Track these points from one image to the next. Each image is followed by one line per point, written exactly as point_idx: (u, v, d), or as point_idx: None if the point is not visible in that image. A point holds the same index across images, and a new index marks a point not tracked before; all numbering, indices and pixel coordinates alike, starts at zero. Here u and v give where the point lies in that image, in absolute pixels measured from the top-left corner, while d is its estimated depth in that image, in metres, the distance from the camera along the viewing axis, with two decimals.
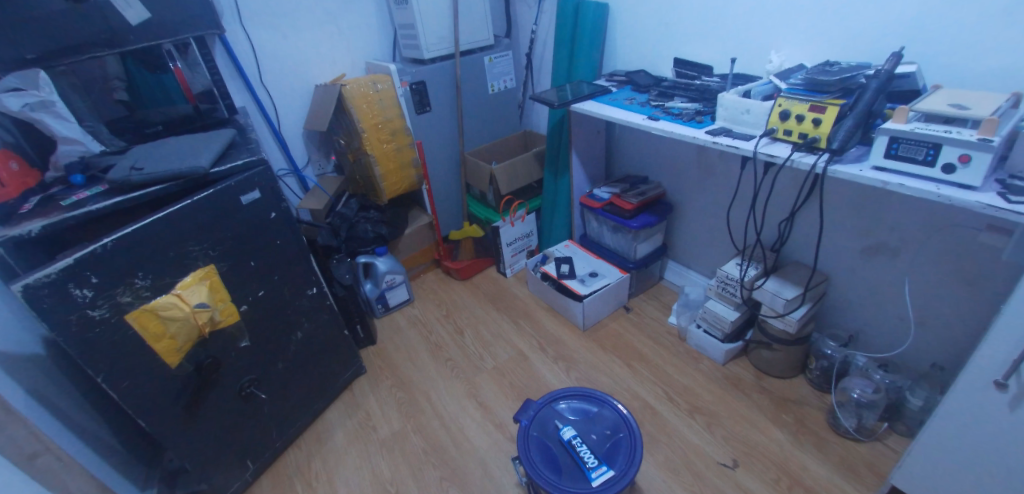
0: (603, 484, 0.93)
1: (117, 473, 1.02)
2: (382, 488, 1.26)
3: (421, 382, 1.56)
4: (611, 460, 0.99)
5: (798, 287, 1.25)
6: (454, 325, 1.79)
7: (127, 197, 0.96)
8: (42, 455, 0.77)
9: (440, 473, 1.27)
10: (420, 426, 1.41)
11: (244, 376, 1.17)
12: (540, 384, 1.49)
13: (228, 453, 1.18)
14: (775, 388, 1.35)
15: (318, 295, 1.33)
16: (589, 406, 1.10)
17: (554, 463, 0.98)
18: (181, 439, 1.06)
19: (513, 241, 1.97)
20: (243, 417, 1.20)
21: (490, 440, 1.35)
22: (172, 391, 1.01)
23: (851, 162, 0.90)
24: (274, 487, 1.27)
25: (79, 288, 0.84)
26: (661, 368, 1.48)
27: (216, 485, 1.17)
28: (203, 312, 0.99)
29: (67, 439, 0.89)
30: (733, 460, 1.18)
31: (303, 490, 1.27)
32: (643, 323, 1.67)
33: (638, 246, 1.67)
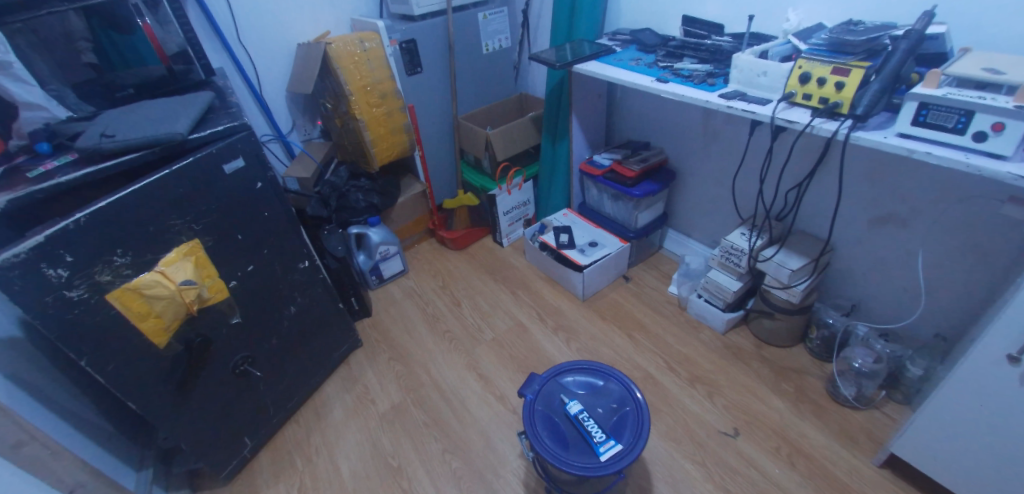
0: (611, 458, 0.93)
1: (109, 454, 0.99)
2: (384, 461, 1.26)
3: (420, 355, 1.54)
4: (618, 434, 0.98)
5: (804, 257, 1.23)
6: (451, 296, 1.76)
7: (99, 167, 0.88)
8: (26, 444, 0.73)
9: (442, 446, 1.28)
10: (421, 399, 1.40)
11: (238, 353, 1.13)
12: (540, 356, 1.49)
13: (223, 431, 1.16)
14: (776, 357, 1.36)
15: (310, 269, 1.29)
16: (595, 380, 1.09)
17: (561, 437, 0.98)
18: (174, 420, 1.03)
19: (510, 210, 1.91)
20: (238, 394, 1.17)
21: (492, 413, 1.35)
22: (162, 371, 0.97)
23: (875, 129, 0.86)
24: (274, 463, 1.26)
25: (52, 267, 0.77)
26: (661, 338, 1.47)
27: (213, 462, 1.15)
28: (189, 289, 0.94)
29: (54, 424, 0.85)
30: (734, 428, 1.19)
31: (304, 465, 1.26)
32: (643, 293, 1.65)
33: (638, 215, 1.64)
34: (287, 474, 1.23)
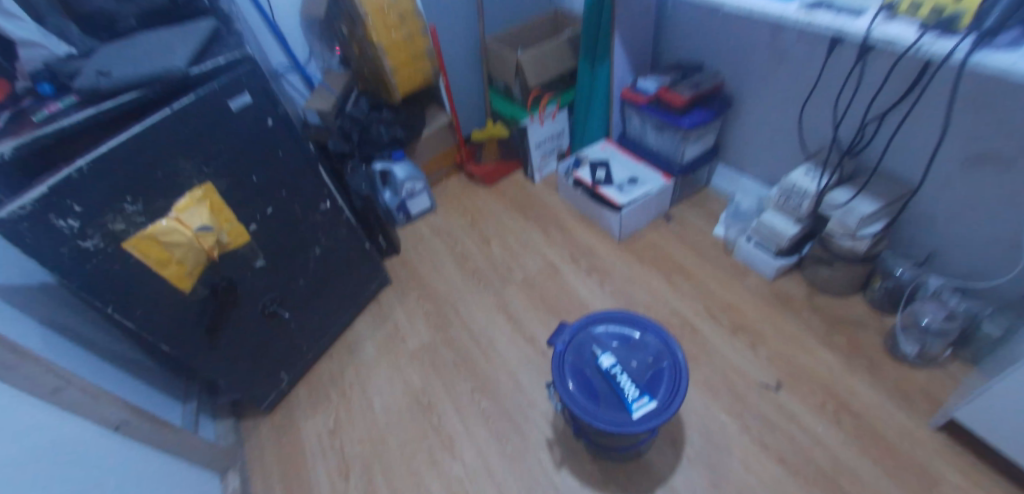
0: (644, 417, 0.88)
1: (154, 389, 1.04)
2: (414, 397, 1.28)
3: (449, 294, 1.52)
4: (653, 390, 0.93)
5: (879, 200, 1.07)
6: (481, 235, 1.70)
7: (98, 108, 0.83)
8: (65, 388, 0.76)
9: (471, 385, 1.28)
10: (450, 339, 1.40)
11: (265, 294, 1.14)
12: (572, 298, 1.43)
13: (259, 367, 1.20)
14: (830, 307, 1.24)
15: (333, 209, 1.24)
16: (630, 332, 1.03)
17: (591, 391, 0.94)
18: (209, 358, 1.07)
19: (542, 142, 1.77)
20: (270, 333, 1.19)
21: (520, 356, 1.33)
22: (191, 314, 0.98)
23: (1006, 48, 0.65)
24: (311, 395, 1.31)
25: (62, 218, 0.75)
26: (703, 283, 1.38)
27: (252, 394, 1.21)
28: (207, 235, 0.91)
29: (93, 366, 0.88)
30: (778, 381, 1.12)
31: (338, 398, 1.30)
32: (686, 234, 1.53)
33: (685, 148, 1.47)
34: (323, 406, 1.28)
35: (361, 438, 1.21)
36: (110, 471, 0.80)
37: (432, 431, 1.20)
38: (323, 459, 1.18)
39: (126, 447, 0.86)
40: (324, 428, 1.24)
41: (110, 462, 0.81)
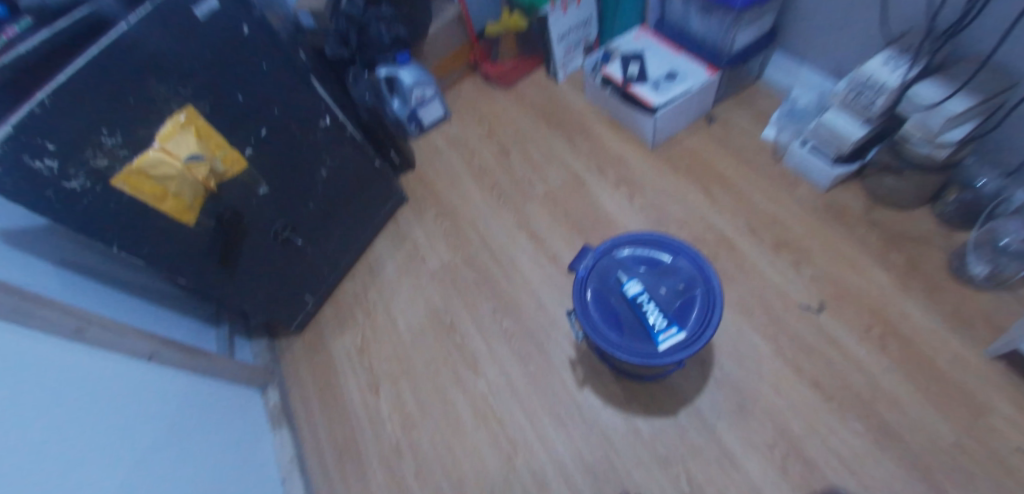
0: (670, 349, 0.85)
1: (183, 316, 1.07)
2: (436, 317, 1.27)
3: (468, 211, 1.45)
4: (682, 319, 0.88)
5: (975, 97, 0.88)
6: (500, 145, 1.57)
7: (53, 29, 0.73)
8: (88, 327, 0.77)
9: (493, 305, 1.26)
10: (471, 258, 1.36)
11: (275, 221, 1.10)
12: (598, 214, 1.33)
13: (282, 291, 1.21)
14: (890, 221, 1.11)
15: (335, 126, 1.13)
16: (660, 257, 0.95)
17: (615, 320, 0.90)
18: (229, 286, 1.08)
19: (566, 33, 1.54)
20: (287, 259, 1.18)
21: (543, 276, 1.28)
22: (201, 246, 0.96)
23: None
24: (337, 314, 1.33)
25: (38, 159, 0.69)
26: (745, 195, 1.24)
27: (280, 316, 1.24)
28: (199, 165, 0.84)
29: (116, 302, 0.89)
30: (819, 303, 1.05)
31: (363, 317, 1.31)
32: (729, 138, 1.36)
33: (736, 34, 1.24)
34: (350, 326, 1.30)
35: (387, 357, 1.23)
36: (154, 393, 0.84)
37: (456, 350, 1.21)
38: (354, 375, 1.22)
39: (164, 372, 0.90)
40: (351, 346, 1.27)
41: (152, 384, 0.85)
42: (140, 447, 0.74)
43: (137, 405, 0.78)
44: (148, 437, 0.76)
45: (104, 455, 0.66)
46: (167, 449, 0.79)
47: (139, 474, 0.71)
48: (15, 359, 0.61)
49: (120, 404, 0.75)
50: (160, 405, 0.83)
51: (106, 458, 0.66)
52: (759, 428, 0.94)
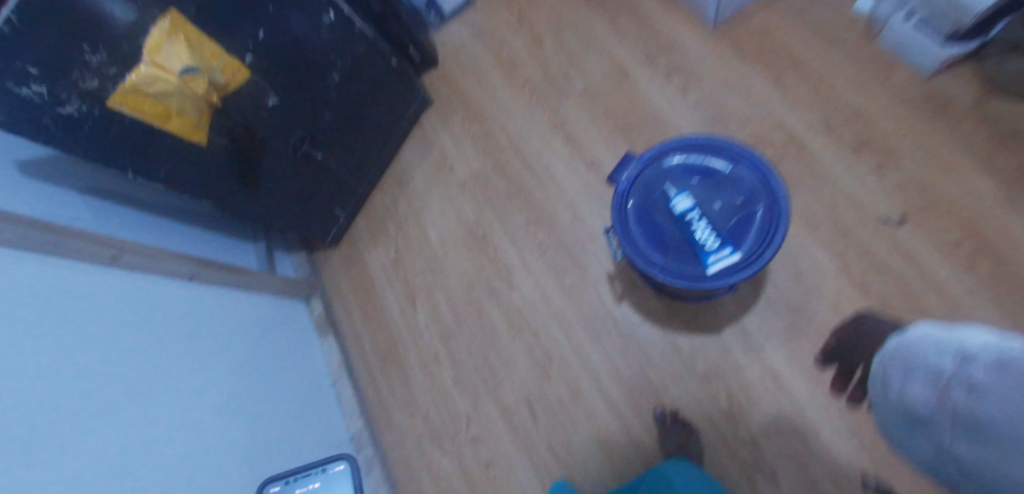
0: (720, 272, 0.77)
1: (219, 234, 1.09)
2: (468, 230, 1.21)
3: (497, 113, 1.31)
4: (737, 239, 0.79)
5: None
6: (531, 32, 1.36)
7: None
8: (123, 254, 0.78)
9: (526, 218, 1.17)
10: (502, 165, 1.25)
11: (291, 135, 1.02)
12: (644, 113, 1.17)
13: (310, 207, 1.18)
14: (1010, 115, 0.91)
15: (344, 20, 0.95)
16: (716, 166, 0.83)
17: (659, 239, 0.82)
18: (257, 205, 1.06)
19: None
20: (312, 174, 1.12)
21: (581, 183, 1.16)
22: (218, 167, 0.93)
23: None
24: (370, 228, 1.31)
25: (24, 85, 0.64)
26: (825, 84, 1.04)
27: (313, 232, 1.23)
28: (194, 78, 0.77)
29: (148, 225, 0.91)
30: (902, 213, 0.91)
31: (395, 231, 1.28)
32: (813, 10, 1.10)
33: None
34: (383, 239, 1.29)
35: (421, 270, 1.22)
36: (197, 310, 0.88)
37: (489, 262, 1.16)
38: (391, 288, 1.23)
39: (206, 289, 0.94)
40: (386, 259, 1.27)
41: (196, 301, 0.89)
42: (194, 369, 0.77)
43: (181, 325, 0.81)
44: (202, 353, 0.81)
45: (155, 371, 0.70)
46: (218, 358, 0.84)
47: (193, 383, 0.76)
48: (50, 289, 0.62)
49: (167, 327, 0.78)
50: (202, 319, 0.87)
51: (161, 377, 0.70)
52: (810, 349, 0.89)
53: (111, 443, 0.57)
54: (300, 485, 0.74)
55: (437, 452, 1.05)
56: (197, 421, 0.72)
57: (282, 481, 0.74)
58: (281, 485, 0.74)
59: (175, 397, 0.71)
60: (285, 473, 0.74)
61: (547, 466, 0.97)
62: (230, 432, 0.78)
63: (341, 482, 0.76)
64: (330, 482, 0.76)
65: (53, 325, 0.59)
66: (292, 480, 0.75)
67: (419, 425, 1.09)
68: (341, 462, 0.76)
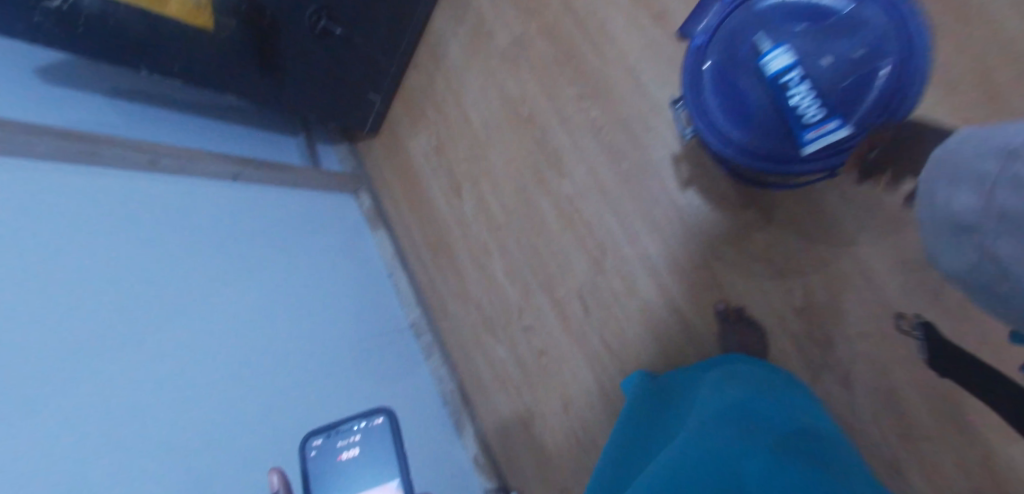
0: (817, 154, 0.63)
1: (260, 128, 1.07)
2: (512, 109, 1.08)
3: None
4: (849, 109, 0.61)
5: None
6: None
7: None
8: (161, 157, 0.78)
9: (578, 91, 1.01)
10: (547, 25, 1.03)
11: (303, 6, 0.86)
12: None
13: (343, 92, 1.07)
14: None
15: None
16: (832, 7, 0.62)
17: (741, 113, 0.66)
18: (284, 94, 0.97)
19: None
20: (338, 54, 0.98)
21: (643, 41, 0.94)
22: (236, 52, 0.84)
23: None
24: (409, 113, 1.22)
25: None
26: None
27: (351, 120, 1.16)
28: None
29: (186, 125, 0.89)
30: None
31: (435, 115, 1.18)
32: None
33: None
34: (423, 125, 1.20)
35: (464, 158, 1.14)
36: (262, 230, 0.90)
37: (536, 147, 1.05)
38: (436, 178, 1.18)
39: (255, 189, 0.94)
40: (428, 147, 1.19)
41: (245, 203, 0.90)
42: (267, 308, 0.81)
43: (256, 264, 0.84)
44: (273, 294, 0.84)
45: (214, 275, 0.76)
46: (275, 255, 0.89)
47: (256, 282, 0.82)
48: (98, 254, 0.63)
49: (239, 272, 0.81)
50: (274, 245, 0.90)
51: (236, 331, 0.74)
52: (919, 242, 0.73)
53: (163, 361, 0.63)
54: (342, 439, 0.64)
55: (491, 339, 1.09)
56: (280, 359, 0.78)
57: (325, 435, 0.64)
58: (322, 439, 0.64)
59: (234, 310, 0.76)
60: (327, 424, 0.65)
61: (598, 356, 0.97)
62: (296, 323, 0.85)
63: (383, 436, 0.65)
64: (371, 439, 0.65)
65: (101, 297, 0.61)
66: (334, 432, 0.65)
67: (473, 313, 1.12)
68: (381, 415, 0.66)
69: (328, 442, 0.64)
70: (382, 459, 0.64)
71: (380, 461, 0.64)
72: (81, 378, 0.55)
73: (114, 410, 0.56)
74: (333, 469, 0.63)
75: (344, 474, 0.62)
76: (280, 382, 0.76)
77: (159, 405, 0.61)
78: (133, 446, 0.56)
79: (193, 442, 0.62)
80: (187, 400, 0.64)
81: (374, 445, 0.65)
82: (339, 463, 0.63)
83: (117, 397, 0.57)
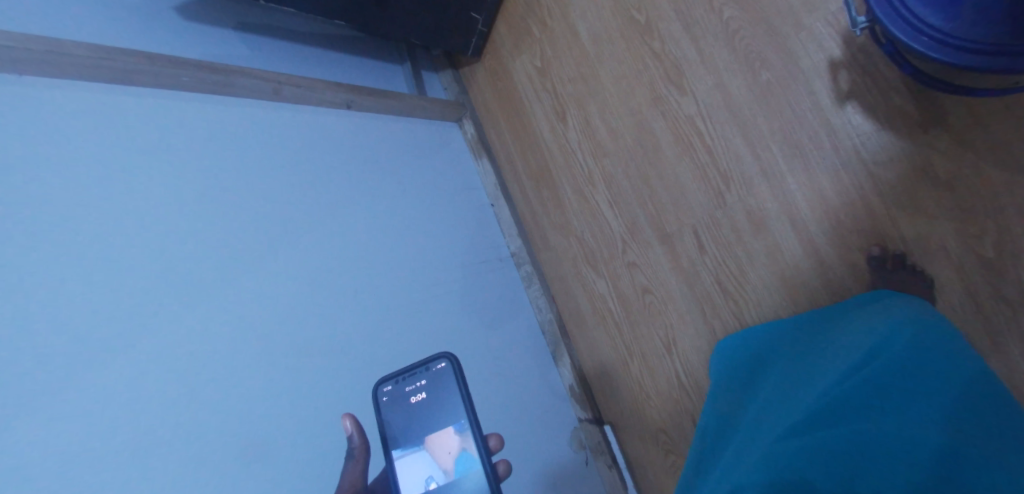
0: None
1: (370, 55, 1.08)
2: (628, 17, 0.94)
3: None
4: None
5: None
6: None
7: None
8: (284, 87, 0.83)
9: None
10: None
11: None
12: None
13: (447, 13, 1.02)
14: None
15: None
16: None
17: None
18: (392, 19, 0.96)
19: None
20: None
21: None
22: None
23: None
24: (513, 30, 1.14)
25: None
26: None
27: (455, 42, 1.12)
28: None
29: (304, 56, 0.94)
30: None
31: (540, 31, 1.09)
32: None
33: None
34: (527, 43, 1.12)
35: (570, 77, 1.05)
36: (366, 160, 0.94)
37: (653, 61, 0.92)
38: (539, 102, 1.11)
39: (366, 118, 0.98)
40: (531, 68, 1.12)
41: (356, 132, 0.95)
42: (374, 247, 0.87)
43: (362, 203, 0.89)
44: (378, 238, 0.89)
45: (317, 205, 0.83)
46: (375, 183, 0.93)
47: (356, 211, 0.88)
48: (231, 201, 0.71)
49: (349, 214, 0.86)
50: (380, 181, 0.94)
51: (350, 271, 0.82)
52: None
53: (282, 305, 0.71)
54: (409, 384, 0.63)
55: (591, 273, 1.06)
56: (385, 294, 0.85)
57: (394, 381, 0.63)
58: (392, 384, 0.63)
59: (344, 250, 0.82)
60: (394, 371, 0.64)
61: (710, 297, 0.88)
62: (398, 259, 0.90)
63: (448, 380, 0.62)
64: (437, 384, 0.62)
65: (231, 249, 0.68)
66: (401, 378, 0.64)
67: (574, 246, 1.08)
68: (442, 359, 0.62)
69: (399, 387, 0.63)
70: (450, 402, 0.61)
71: (448, 404, 0.61)
72: (209, 296, 0.63)
73: (246, 338, 0.65)
74: (405, 413, 0.62)
75: (417, 417, 0.61)
76: (377, 303, 0.83)
77: (282, 335, 0.69)
78: (260, 374, 0.64)
79: (309, 373, 0.69)
80: (305, 324, 0.72)
81: (440, 389, 0.62)
82: (410, 407, 0.62)
83: (248, 327, 0.66)
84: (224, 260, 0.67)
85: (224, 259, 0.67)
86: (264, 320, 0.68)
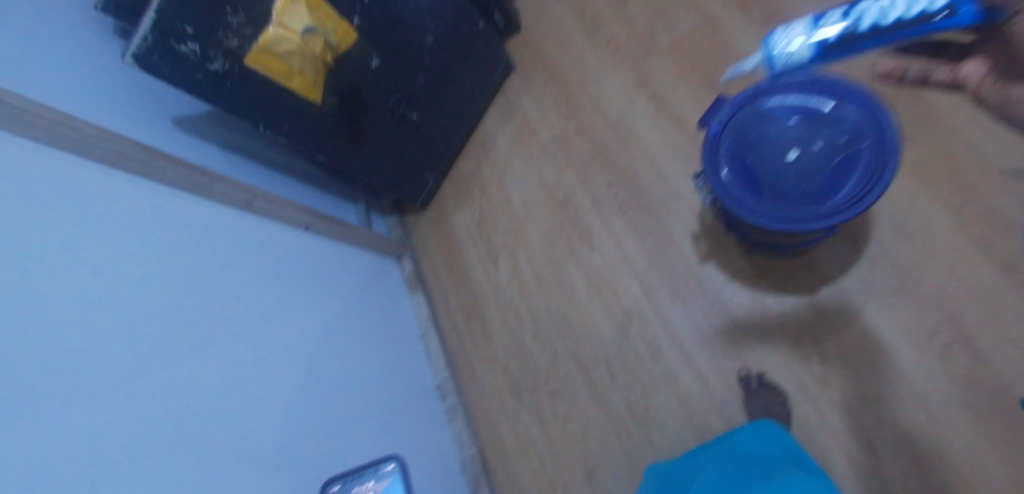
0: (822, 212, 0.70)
1: (329, 191, 1.23)
2: (550, 192, 1.22)
3: (578, 69, 1.26)
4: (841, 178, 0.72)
5: None
6: None
7: None
8: (256, 199, 0.94)
9: (608, 178, 1.15)
10: (583, 126, 1.21)
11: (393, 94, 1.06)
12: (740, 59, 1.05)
13: (405, 168, 1.24)
14: None
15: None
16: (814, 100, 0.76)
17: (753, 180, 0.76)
18: (359, 164, 1.14)
19: None
20: (404, 136, 1.16)
21: (664, 139, 1.09)
22: (330, 125, 1.02)
23: None
24: (458, 191, 1.38)
25: (182, 43, 0.77)
26: None
27: (406, 192, 1.32)
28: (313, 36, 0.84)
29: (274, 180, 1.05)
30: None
31: (479, 194, 1.34)
32: None
33: None
34: (468, 202, 1.35)
35: (503, 231, 1.26)
36: (312, 273, 0.99)
37: (569, 224, 1.17)
38: (475, 249, 1.29)
39: (320, 240, 1.07)
40: (470, 222, 1.33)
41: (308, 249, 1.02)
42: (309, 353, 0.87)
43: (303, 310, 0.92)
44: (314, 346, 0.89)
45: (263, 308, 0.84)
46: (321, 296, 0.98)
47: (297, 320, 0.89)
48: (186, 288, 0.73)
49: (291, 319, 0.88)
50: (325, 295, 0.99)
51: (282, 375, 0.80)
52: (914, 312, 0.80)
53: (212, 399, 0.68)
54: (357, 484, 0.67)
55: (516, 403, 1.10)
56: (313, 403, 0.83)
57: (342, 480, 0.67)
58: (339, 484, 0.67)
59: (281, 352, 0.82)
60: (343, 471, 0.68)
61: (623, 422, 0.97)
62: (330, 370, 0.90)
63: (392, 482, 0.66)
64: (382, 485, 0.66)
65: (174, 332, 0.68)
66: (348, 479, 0.67)
67: (500, 377, 1.14)
68: (391, 461, 0.67)
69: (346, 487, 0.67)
70: None
71: None
72: (140, 378, 0.62)
73: (169, 428, 0.62)
74: None
75: None
76: (305, 411, 0.81)
77: (209, 432, 0.66)
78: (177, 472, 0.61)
79: (227, 475, 0.66)
80: (231, 422, 0.69)
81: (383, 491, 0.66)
82: None
83: (173, 419, 0.63)
84: (163, 344, 0.66)
85: (164, 342, 0.66)
86: (194, 412, 0.65)
